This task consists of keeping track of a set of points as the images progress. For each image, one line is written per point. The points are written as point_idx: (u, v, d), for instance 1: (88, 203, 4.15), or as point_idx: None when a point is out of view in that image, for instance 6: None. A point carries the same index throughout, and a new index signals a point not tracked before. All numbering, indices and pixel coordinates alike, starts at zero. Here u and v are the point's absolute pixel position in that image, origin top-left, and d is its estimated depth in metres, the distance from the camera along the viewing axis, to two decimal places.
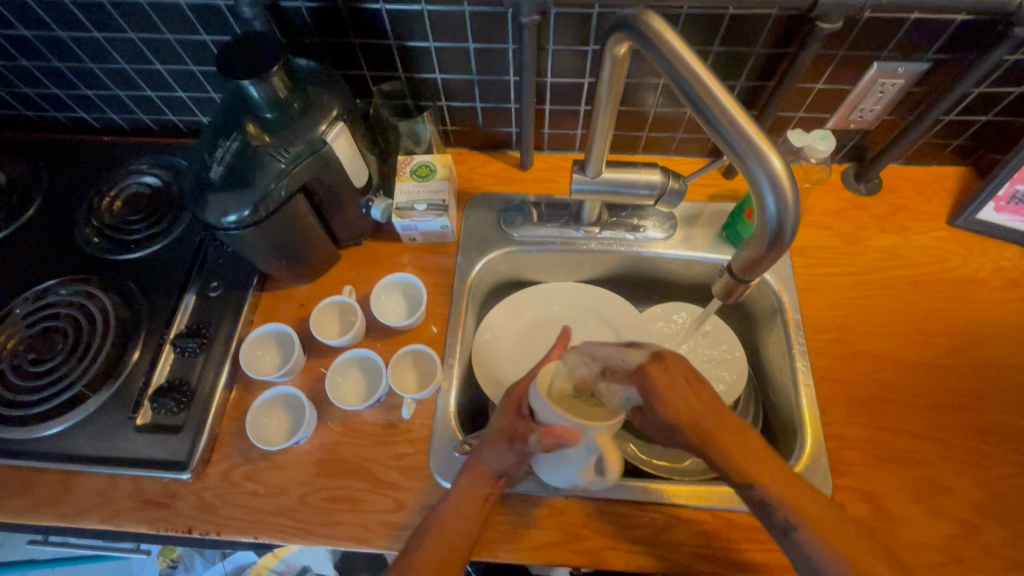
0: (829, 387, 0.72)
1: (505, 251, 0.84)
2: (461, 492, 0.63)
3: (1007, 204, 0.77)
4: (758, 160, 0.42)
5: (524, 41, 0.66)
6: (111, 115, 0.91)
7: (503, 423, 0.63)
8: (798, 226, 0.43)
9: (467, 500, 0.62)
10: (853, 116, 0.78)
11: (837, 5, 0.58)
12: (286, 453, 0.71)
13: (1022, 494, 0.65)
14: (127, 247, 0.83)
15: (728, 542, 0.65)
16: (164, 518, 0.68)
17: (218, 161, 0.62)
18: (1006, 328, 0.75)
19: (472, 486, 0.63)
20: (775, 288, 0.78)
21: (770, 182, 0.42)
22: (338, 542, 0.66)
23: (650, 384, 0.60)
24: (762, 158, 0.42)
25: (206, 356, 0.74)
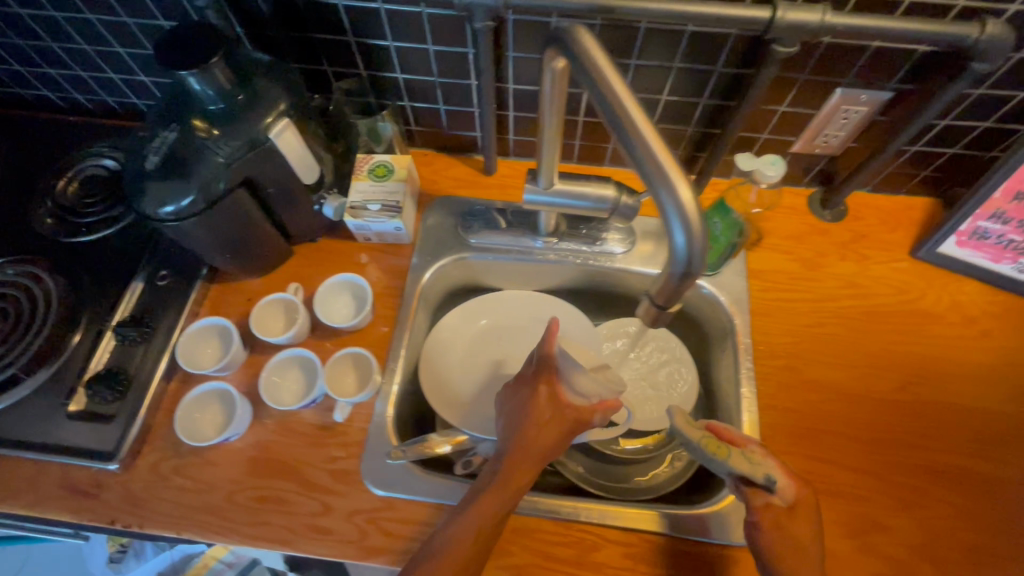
0: (773, 415, 0.71)
1: (459, 257, 0.83)
2: (479, 505, 0.59)
3: (969, 239, 0.76)
4: (666, 188, 0.39)
5: (480, 46, 0.65)
6: (75, 96, 0.89)
7: (548, 414, 0.63)
8: (704, 259, 0.41)
9: (482, 514, 0.58)
10: (817, 140, 0.76)
11: (791, 31, 0.56)
12: (217, 449, 0.70)
13: (957, 537, 0.64)
14: (78, 230, 0.82)
15: (654, 567, 0.64)
16: (88, 508, 0.67)
17: (154, 151, 0.61)
18: (957, 365, 0.74)
19: (501, 492, 0.60)
20: (728, 310, 0.77)
21: (678, 214, 0.39)
22: (261, 543, 0.65)
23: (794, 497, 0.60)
24: (669, 183, 0.39)
25: (147, 346, 0.73)
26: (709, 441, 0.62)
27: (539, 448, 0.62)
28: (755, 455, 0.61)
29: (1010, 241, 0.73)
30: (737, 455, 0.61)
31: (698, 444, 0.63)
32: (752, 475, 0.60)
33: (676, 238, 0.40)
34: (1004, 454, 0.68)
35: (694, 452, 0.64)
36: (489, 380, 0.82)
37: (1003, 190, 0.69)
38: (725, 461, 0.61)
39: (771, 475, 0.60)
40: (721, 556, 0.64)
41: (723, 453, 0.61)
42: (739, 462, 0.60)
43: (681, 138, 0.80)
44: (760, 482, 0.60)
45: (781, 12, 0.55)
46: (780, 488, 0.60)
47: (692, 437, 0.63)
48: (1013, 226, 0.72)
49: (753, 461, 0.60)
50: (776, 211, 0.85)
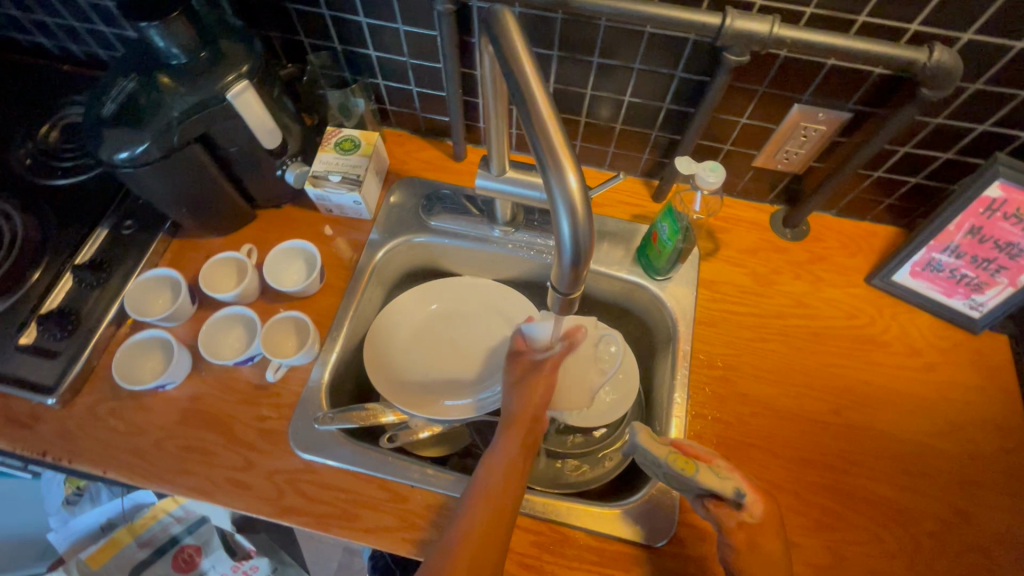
0: (700, 424, 0.71)
1: (416, 237, 0.84)
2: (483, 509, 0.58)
3: (922, 270, 0.76)
4: (555, 173, 0.39)
5: (442, 29, 0.67)
6: (69, 46, 0.92)
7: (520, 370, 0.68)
8: (590, 249, 0.41)
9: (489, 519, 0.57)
10: (778, 156, 0.76)
11: (739, 39, 0.57)
12: (154, 396, 0.72)
13: (866, 563, 0.64)
14: (54, 174, 0.85)
15: (559, 557, 0.64)
16: (23, 438, 0.69)
17: (113, 99, 0.64)
18: (894, 394, 0.74)
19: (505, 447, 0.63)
20: (672, 316, 0.78)
21: (563, 201, 0.39)
22: (180, 490, 0.66)
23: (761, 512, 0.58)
24: (560, 168, 0.40)
25: (102, 291, 0.75)
26: (676, 458, 0.59)
27: (524, 442, 0.64)
28: (722, 470, 0.59)
29: (962, 276, 0.73)
30: (705, 470, 0.58)
31: (665, 462, 0.59)
32: (721, 490, 0.58)
33: (561, 226, 0.40)
34: (926, 487, 0.68)
35: (662, 471, 0.60)
36: (433, 364, 0.84)
37: (958, 223, 0.68)
38: (694, 479, 0.58)
39: (740, 489, 0.58)
40: (627, 555, 0.65)
41: (690, 469, 0.58)
42: (708, 477, 0.58)
43: (647, 141, 0.81)
44: (728, 496, 0.58)
45: (729, 19, 0.56)
46: (748, 503, 0.58)
47: (658, 456, 0.59)
48: (965, 260, 0.71)
49: (720, 476, 0.58)
50: (737, 224, 0.85)
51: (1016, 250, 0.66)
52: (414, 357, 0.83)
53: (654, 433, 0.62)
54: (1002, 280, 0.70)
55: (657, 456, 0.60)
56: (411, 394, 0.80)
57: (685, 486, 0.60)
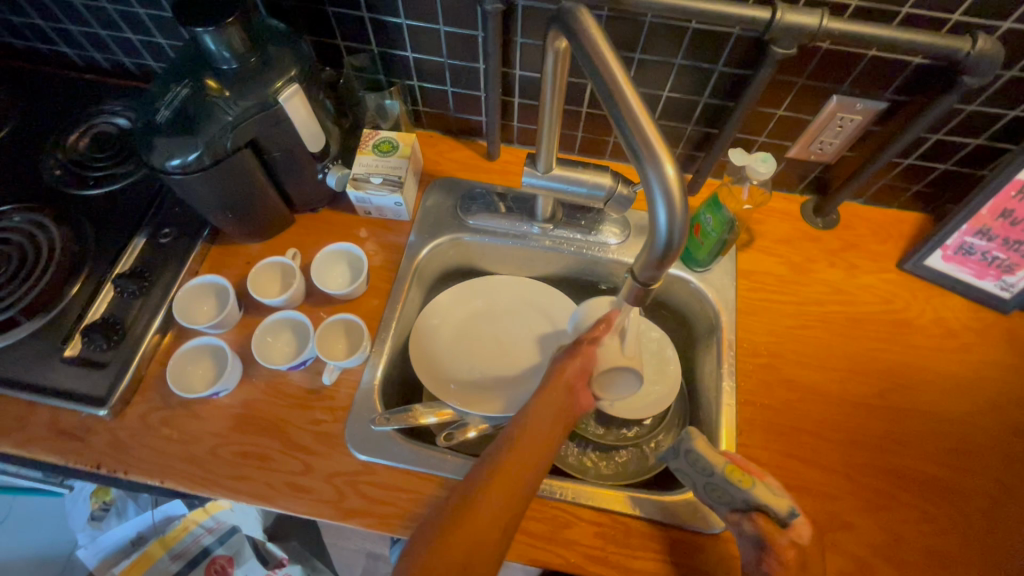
0: (750, 411, 0.72)
1: (456, 237, 0.85)
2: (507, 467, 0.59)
3: (954, 254, 0.78)
4: (652, 165, 0.41)
5: (489, 29, 0.67)
6: (92, 54, 0.91)
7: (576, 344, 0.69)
8: (683, 238, 0.43)
9: (509, 476, 0.58)
10: (813, 147, 0.78)
11: (789, 31, 0.58)
12: (205, 404, 0.71)
13: (921, 540, 0.66)
14: (87, 184, 0.83)
15: (624, 548, 0.65)
16: (76, 451, 0.68)
17: (167, 105, 0.64)
18: (934, 375, 0.76)
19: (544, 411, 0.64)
20: (714, 306, 0.79)
21: (662, 191, 0.41)
22: (239, 497, 0.66)
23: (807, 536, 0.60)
24: (656, 162, 0.41)
25: (145, 300, 0.75)
26: (732, 469, 0.61)
27: (554, 412, 0.65)
28: (776, 488, 0.61)
29: (994, 259, 0.75)
30: (760, 486, 0.60)
31: (720, 470, 0.61)
32: (774, 506, 0.59)
33: (658, 215, 0.42)
34: (972, 464, 0.70)
35: (714, 480, 0.62)
36: (471, 357, 0.84)
37: (990, 207, 0.70)
38: (749, 492, 0.60)
39: (793, 510, 0.60)
40: (689, 543, 0.66)
41: (747, 482, 0.60)
42: (763, 492, 0.60)
43: (681, 136, 0.82)
44: (780, 513, 0.59)
45: (780, 13, 0.57)
46: (797, 524, 0.59)
47: (715, 463, 0.62)
48: (997, 243, 0.73)
49: (774, 493, 0.60)
50: (770, 215, 0.87)
51: None
52: (458, 356, 0.84)
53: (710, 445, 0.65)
54: None
55: (714, 464, 0.62)
56: (455, 388, 0.81)
57: (729, 499, 0.61)
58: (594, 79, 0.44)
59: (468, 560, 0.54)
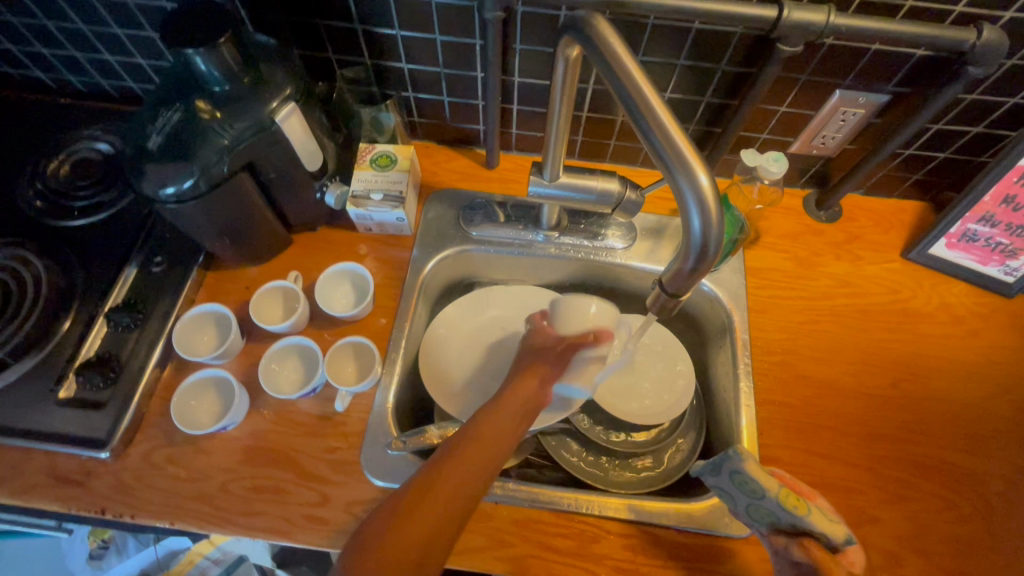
0: (769, 410, 0.72)
1: (460, 249, 0.83)
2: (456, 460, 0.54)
3: (958, 241, 0.78)
4: (685, 173, 0.41)
5: (489, 37, 0.66)
6: (68, 77, 0.87)
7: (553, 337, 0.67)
8: (719, 245, 0.43)
9: (460, 469, 0.54)
10: (815, 141, 0.78)
11: (797, 29, 0.58)
12: (211, 438, 0.69)
13: (947, 529, 0.66)
14: (70, 214, 0.80)
15: (654, 559, 0.64)
16: (77, 497, 0.65)
17: (158, 131, 0.61)
18: (945, 363, 0.76)
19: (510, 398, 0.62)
20: (726, 306, 0.79)
21: (696, 200, 0.41)
22: (255, 534, 0.63)
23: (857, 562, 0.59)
24: (689, 171, 0.41)
25: (140, 333, 0.71)
26: (789, 495, 0.58)
27: (515, 405, 0.61)
28: (828, 513, 0.60)
29: (997, 244, 0.75)
30: (815, 512, 0.59)
31: (776, 495, 0.58)
32: (830, 533, 0.58)
33: (693, 224, 0.42)
34: (989, 450, 0.70)
35: (766, 503, 0.59)
36: (479, 363, 0.83)
37: (993, 193, 0.71)
38: (805, 519, 0.58)
39: (848, 536, 0.59)
40: (719, 548, 0.65)
41: (803, 508, 0.58)
42: (819, 518, 0.58)
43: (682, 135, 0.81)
44: (835, 540, 0.58)
45: (787, 11, 0.57)
46: (849, 550, 0.59)
47: (770, 488, 0.58)
48: (1001, 229, 0.73)
49: (827, 518, 0.59)
50: (773, 210, 0.86)
51: None
52: (468, 371, 0.82)
53: (757, 465, 0.61)
54: None
55: (768, 488, 0.58)
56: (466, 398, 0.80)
57: (779, 522, 0.59)
58: (618, 90, 0.44)
59: (422, 554, 0.49)
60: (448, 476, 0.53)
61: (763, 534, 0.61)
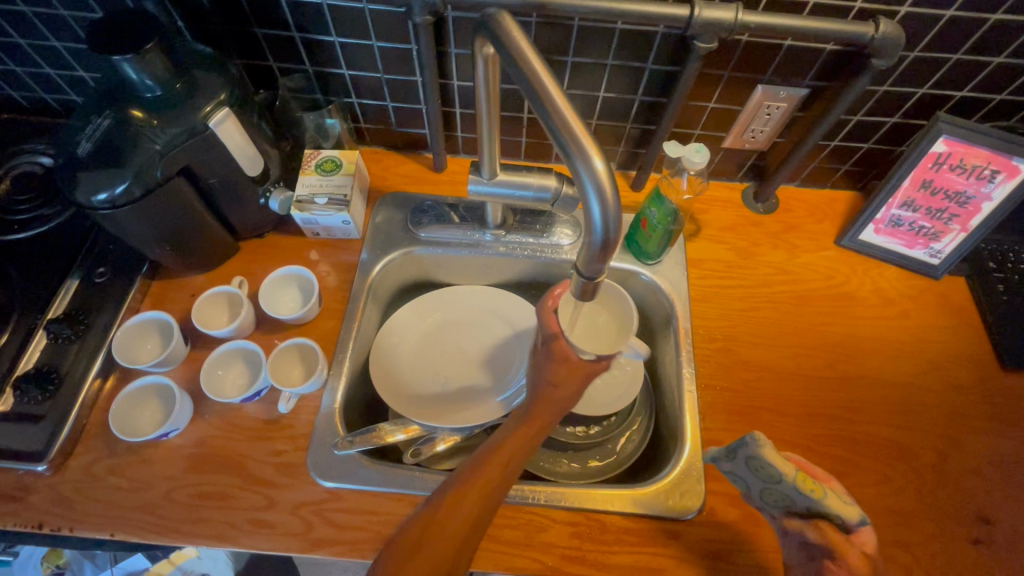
0: (711, 395, 0.74)
1: (409, 251, 0.84)
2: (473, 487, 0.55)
3: (884, 227, 0.82)
4: (582, 161, 0.43)
5: (421, 40, 0.67)
6: (9, 93, 0.87)
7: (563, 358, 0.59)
8: (620, 230, 0.45)
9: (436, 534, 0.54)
10: (746, 136, 0.81)
11: (708, 26, 0.61)
12: (155, 447, 0.68)
13: (881, 502, 0.68)
14: (11, 228, 0.79)
15: (600, 544, 0.65)
16: (14, 513, 0.64)
17: (89, 137, 0.61)
18: (878, 343, 0.79)
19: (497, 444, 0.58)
20: (669, 296, 0.81)
21: (593, 183, 0.43)
22: (199, 540, 0.63)
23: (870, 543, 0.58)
24: (587, 159, 0.44)
25: (81, 344, 0.71)
26: (805, 479, 0.57)
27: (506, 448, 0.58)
28: (842, 495, 0.60)
29: (920, 227, 0.79)
30: (830, 494, 0.58)
31: (792, 481, 0.57)
32: (844, 514, 0.58)
33: (593, 209, 0.45)
34: (920, 424, 0.73)
35: (782, 488, 0.58)
36: (484, 372, 0.84)
37: (911, 179, 0.74)
38: (820, 502, 0.58)
39: (863, 517, 0.58)
40: (664, 531, 0.66)
41: (819, 492, 0.58)
42: (833, 500, 0.58)
43: (620, 134, 0.84)
44: (848, 521, 0.58)
45: (698, 10, 0.60)
46: (863, 531, 0.58)
47: (787, 474, 0.57)
48: (921, 213, 0.77)
49: (841, 500, 0.59)
50: (713, 204, 0.89)
51: (963, 198, 0.73)
52: (420, 372, 0.83)
53: (774, 450, 0.59)
54: (955, 226, 0.77)
55: (785, 474, 0.57)
56: (487, 406, 0.80)
57: (795, 504, 0.59)
58: (519, 81, 0.46)
59: None
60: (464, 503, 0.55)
61: (774, 516, 0.61)
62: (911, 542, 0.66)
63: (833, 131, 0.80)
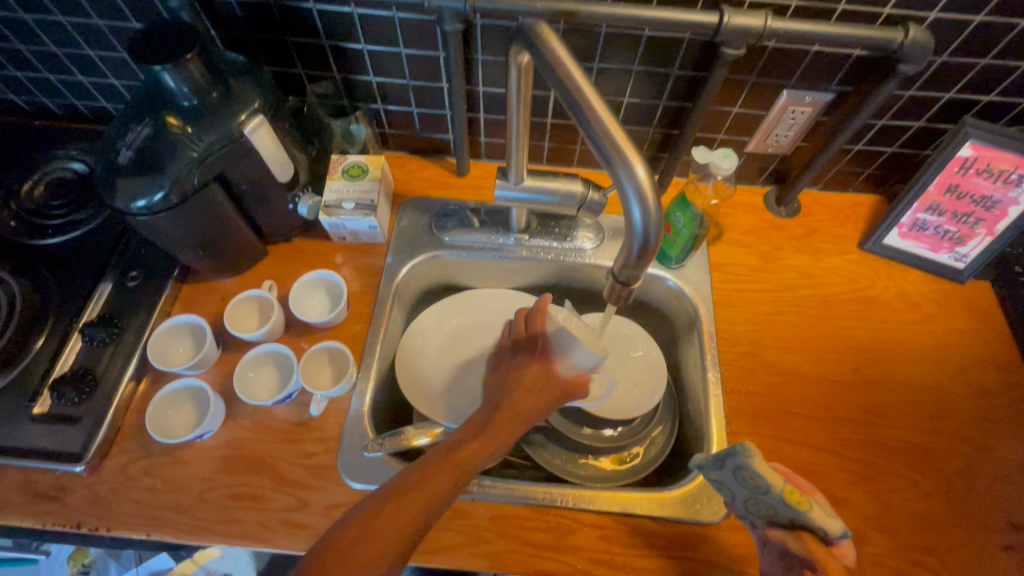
0: (736, 399, 0.74)
1: (433, 255, 0.85)
2: (396, 506, 0.54)
3: (910, 231, 0.81)
4: (625, 169, 0.45)
5: (450, 47, 0.68)
6: (41, 99, 0.89)
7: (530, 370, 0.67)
8: (661, 235, 0.47)
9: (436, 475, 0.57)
10: (769, 140, 0.82)
11: (737, 33, 0.61)
12: (188, 448, 0.69)
13: (909, 507, 0.68)
14: (45, 233, 0.80)
15: (628, 548, 0.65)
16: (53, 512, 0.65)
17: (128, 145, 0.63)
18: (903, 348, 0.79)
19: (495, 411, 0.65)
20: (692, 300, 0.81)
21: (635, 191, 0.45)
22: (233, 541, 0.64)
23: (847, 556, 0.59)
24: (629, 167, 0.45)
25: (116, 347, 0.72)
26: (792, 491, 0.57)
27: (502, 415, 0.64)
28: (827, 508, 0.59)
29: (945, 232, 0.79)
30: (815, 507, 0.57)
31: (779, 492, 0.57)
32: (828, 528, 0.57)
33: (634, 215, 0.46)
34: (947, 429, 0.73)
35: (767, 498, 0.57)
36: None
37: (937, 183, 0.74)
38: (805, 514, 0.57)
39: (845, 531, 0.58)
40: (692, 534, 0.66)
41: (805, 505, 0.57)
42: (817, 512, 0.57)
43: (644, 139, 0.84)
44: (832, 535, 0.57)
45: (727, 17, 0.60)
46: (843, 544, 0.58)
47: (774, 486, 0.57)
48: (947, 217, 0.77)
49: (827, 513, 0.58)
50: (735, 208, 0.90)
51: (990, 202, 0.73)
52: (444, 375, 0.84)
53: (763, 460, 0.59)
54: (981, 231, 0.77)
55: (773, 485, 0.57)
56: None
57: (774, 514, 0.59)
58: (557, 89, 0.47)
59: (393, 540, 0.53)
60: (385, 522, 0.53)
61: (757, 525, 0.61)
62: (939, 547, 0.66)
63: (858, 135, 0.80)
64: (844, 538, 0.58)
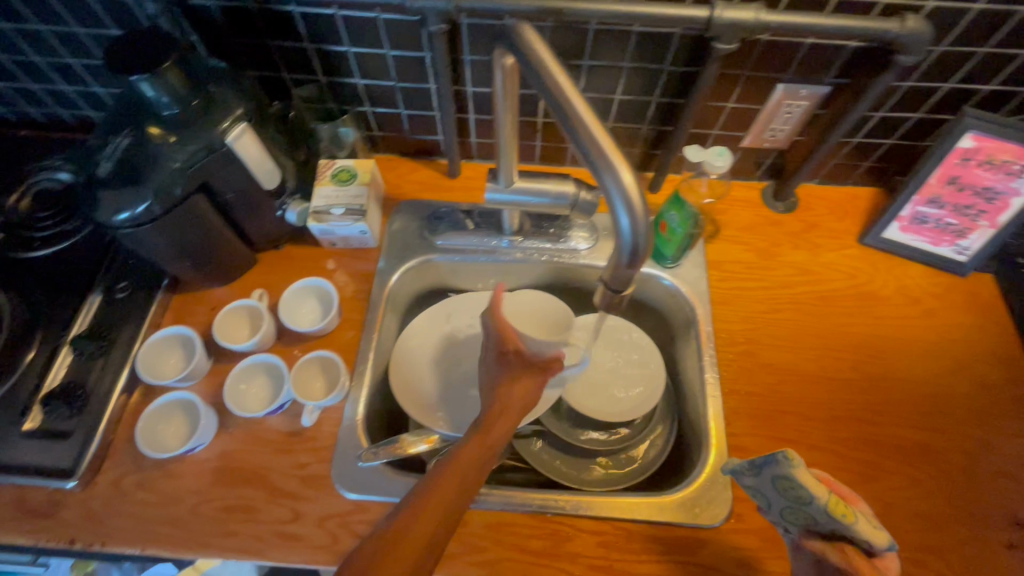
0: (734, 400, 0.73)
1: (425, 259, 0.84)
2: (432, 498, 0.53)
3: (910, 224, 0.80)
4: (611, 175, 0.43)
5: (435, 48, 0.67)
6: (25, 109, 0.87)
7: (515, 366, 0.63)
8: (650, 241, 0.46)
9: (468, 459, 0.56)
10: (765, 135, 0.80)
11: (729, 28, 0.59)
12: (181, 461, 0.68)
13: (912, 506, 0.67)
14: (32, 245, 0.80)
15: (627, 554, 0.64)
16: (46, 528, 0.65)
17: (108, 157, 0.62)
18: (904, 344, 0.78)
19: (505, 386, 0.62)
20: (689, 300, 0.80)
21: (621, 197, 0.43)
22: (227, 554, 0.63)
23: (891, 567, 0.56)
24: (614, 171, 0.43)
25: (106, 360, 0.71)
26: (838, 504, 0.54)
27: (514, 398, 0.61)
28: (872, 519, 0.57)
29: (947, 224, 0.77)
30: (861, 518, 0.55)
31: (823, 504, 0.54)
32: (874, 541, 0.55)
33: (622, 221, 0.45)
34: (950, 426, 0.72)
35: (810, 509, 0.55)
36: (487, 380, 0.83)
37: (938, 175, 0.73)
38: (849, 527, 0.55)
39: (891, 542, 0.55)
40: (691, 538, 0.66)
41: (851, 517, 0.54)
42: (862, 524, 0.55)
43: (637, 136, 0.83)
44: (877, 547, 0.55)
45: (718, 11, 0.58)
46: (887, 556, 0.56)
47: (818, 497, 0.54)
48: (948, 210, 0.75)
49: (873, 525, 0.56)
50: (731, 204, 0.88)
51: (992, 193, 0.72)
52: (437, 380, 0.83)
53: (807, 470, 0.56)
54: (983, 223, 0.75)
55: (817, 496, 0.54)
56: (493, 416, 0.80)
57: (815, 524, 0.57)
58: (540, 90, 0.46)
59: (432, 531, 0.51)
60: (430, 507, 0.52)
61: (793, 534, 0.59)
62: (943, 548, 0.65)
63: (856, 128, 0.78)
64: (891, 550, 0.56)
